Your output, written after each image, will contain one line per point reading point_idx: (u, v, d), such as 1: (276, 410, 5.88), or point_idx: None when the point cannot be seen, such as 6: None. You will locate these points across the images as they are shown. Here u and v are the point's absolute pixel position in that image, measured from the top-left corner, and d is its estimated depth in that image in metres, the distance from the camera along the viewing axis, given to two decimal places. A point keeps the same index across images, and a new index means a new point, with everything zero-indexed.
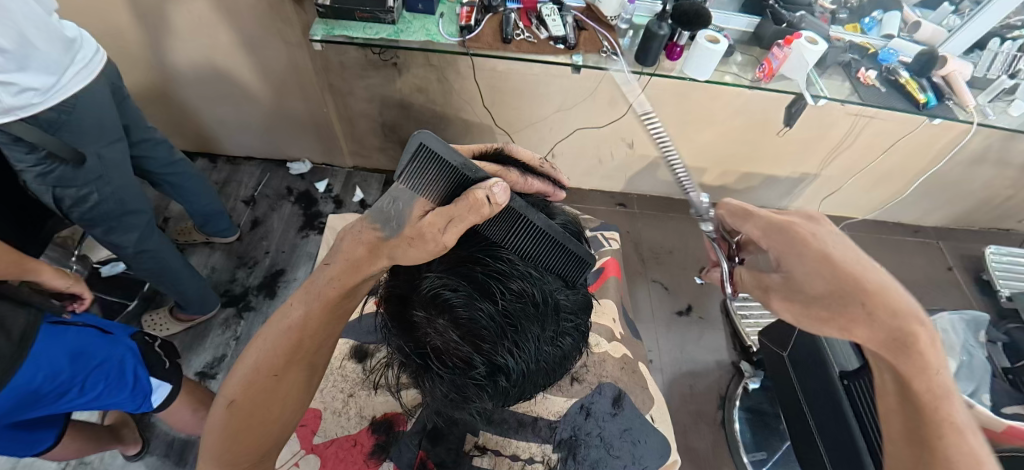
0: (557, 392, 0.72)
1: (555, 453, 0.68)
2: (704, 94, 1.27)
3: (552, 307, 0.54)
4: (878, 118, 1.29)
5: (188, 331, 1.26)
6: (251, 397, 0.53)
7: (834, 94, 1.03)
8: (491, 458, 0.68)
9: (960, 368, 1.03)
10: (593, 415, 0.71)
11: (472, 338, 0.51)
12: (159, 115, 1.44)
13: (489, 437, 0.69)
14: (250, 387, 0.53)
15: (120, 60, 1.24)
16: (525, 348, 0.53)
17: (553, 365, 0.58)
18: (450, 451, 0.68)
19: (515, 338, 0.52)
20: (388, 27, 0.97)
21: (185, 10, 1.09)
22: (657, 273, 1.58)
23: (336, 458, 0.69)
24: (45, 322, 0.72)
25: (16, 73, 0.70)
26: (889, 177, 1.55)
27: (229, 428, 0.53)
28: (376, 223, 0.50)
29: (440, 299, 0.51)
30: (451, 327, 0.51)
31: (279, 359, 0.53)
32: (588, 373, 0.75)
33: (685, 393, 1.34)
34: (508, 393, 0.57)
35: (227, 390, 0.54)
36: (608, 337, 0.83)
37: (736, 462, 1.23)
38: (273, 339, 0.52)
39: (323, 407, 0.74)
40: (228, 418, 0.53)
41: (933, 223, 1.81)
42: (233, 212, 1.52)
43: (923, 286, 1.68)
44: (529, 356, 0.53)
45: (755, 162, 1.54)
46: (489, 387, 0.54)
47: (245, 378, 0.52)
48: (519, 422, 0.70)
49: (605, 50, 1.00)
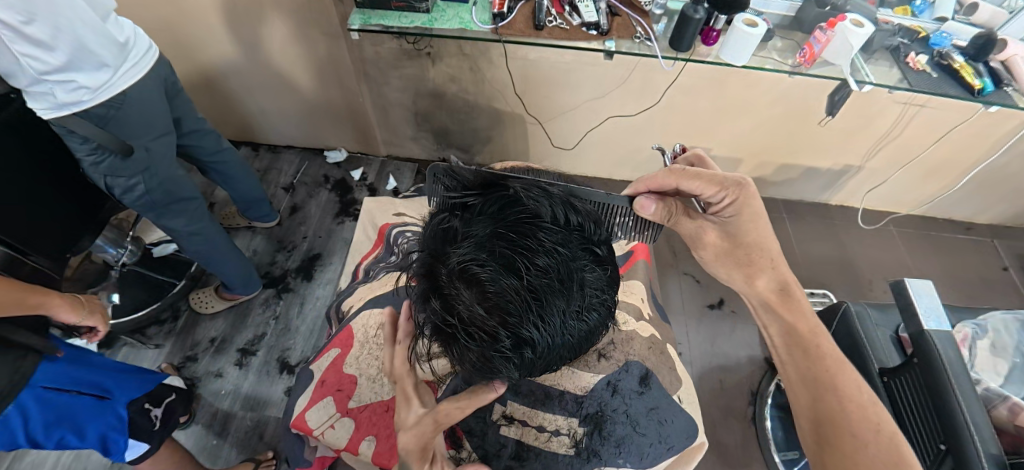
0: (584, 368, 0.71)
1: (581, 427, 0.68)
2: (741, 81, 1.23)
3: (579, 282, 0.54)
4: (930, 106, 1.22)
5: (231, 310, 1.33)
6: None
7: (879, 79, 0.98)
8: (518, 427, 0.68)
9: (1014, 370, 0.97)
10: (619, 392, 0.70)
11: (500, 310, 0.51)
12: (209, 105, 1.52)
13: (516, 408, 0.69)
14: None
15: (173, 52, 1.31)
16: (553, 321, 0.52)
17: (579, 340, 0.58)
18: (478, 420, 0.69)
19: (542, 310, 0.51)
20: (422, 16, 0.99)
21: (231, 4, 1.15)
22: (689, 265, 1.55)
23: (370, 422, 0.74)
24: (37, 386, 0.73)
25: (71, 72, 0.76)
26: (941, 170, 1.46)
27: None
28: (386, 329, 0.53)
29: (469, 273, 0.52)
30: (480, 300, 0.51)
31: None
32: (615, 350, 0.74)
33: (715, 388, 1.31)
34: (533, 367, 0.57)
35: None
36: (634, 314, 0.82)
37: (766, 459, 1.20)
38: None
39: (358, 373, 0.77)
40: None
41: (988, 220, 1.70)
42: (274, 198, 1.58)
43: (974, 285, 1.58)
44: (556, 329, 0.53)
45: (796, 153, 1.49)
46: (517, 360, 0.54)
47: None
48: (545, 395, 0.69)
49: (639, 35, 0.98)
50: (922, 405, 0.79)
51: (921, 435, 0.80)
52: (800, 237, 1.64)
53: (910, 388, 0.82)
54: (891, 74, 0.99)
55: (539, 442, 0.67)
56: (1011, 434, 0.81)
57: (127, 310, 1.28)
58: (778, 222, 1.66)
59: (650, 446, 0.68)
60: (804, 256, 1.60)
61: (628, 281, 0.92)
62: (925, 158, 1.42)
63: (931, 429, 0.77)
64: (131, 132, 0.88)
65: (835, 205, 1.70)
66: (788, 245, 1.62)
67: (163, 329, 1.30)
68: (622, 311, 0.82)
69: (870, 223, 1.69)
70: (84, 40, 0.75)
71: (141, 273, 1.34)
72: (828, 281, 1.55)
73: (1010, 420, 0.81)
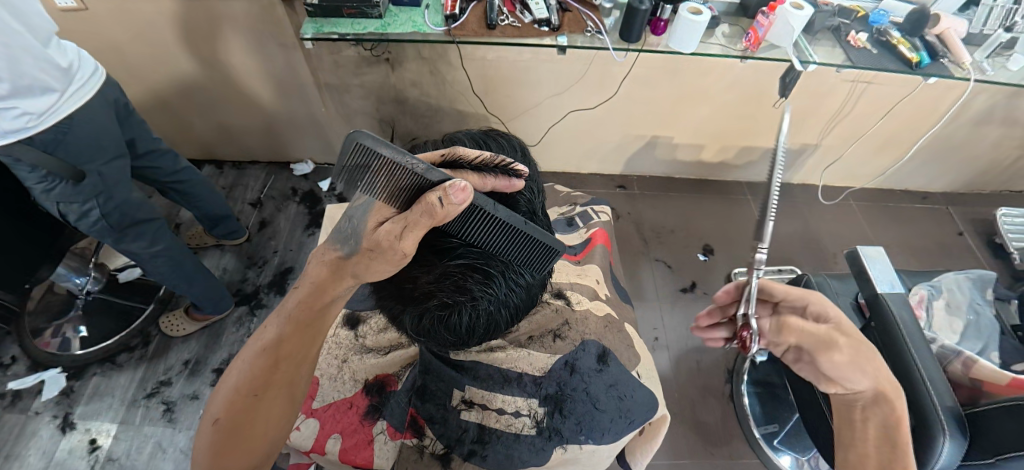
0: (540, 348, 0.73)
1: (541, 407, 0.69)
2: (694, 69, 1.27)
3: (521, 253, 0.56)
4: (875, 83, 1.28)
5: (204, 330, 1.31)
6: (236, 414, 0.55)
7: (823, 58, 1.02)
8: (478, 411, 0.69)
9: (968, 327, 1.02)
10: (578, 372, 0.72)
11: (449, 271, 0.56)
12: (167, 124, 1.49)
13: (474, 392, 0.70)
14: (231, 406, 0.55)
15: (125, 74, 1.29)
16: (492, 284, 0.58)
17: (520, 298, 0.64)
18: (438, 407, 0.70)
19: (486, 274, 0.57)
20: (376, 22, 1.00)
21: (180, 20, 1.13)
22: (660, 251, 1.59)
23: (334, 420, 0.72)
24: None
25: (12, 98, 0.74)
26: (892, 143, 1.53)
27: (219, 443, 0.54)
28: (335, 244, 0.55)
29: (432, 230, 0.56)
30: (431, 262, 0.57)
31: (258, 380, 0.55)
32: (570, 331, 0.76)
33: (692, 369, 1.35)
34: (481, 325, 0.63)
35: (212, 410, 0.55)
36: (590, 295, 0.84)
37: (745, 434, 1.24)
38: (249, 360, 0.56)
39: (320, 374, 0.76)
40: (216, 439, 0.54)
41: (941, 189, 1.78)
42: (241, 214, 1.56)
43: (932, 252, 1.65)
44: (496, 291, 0.59)
45: (754, 135, 1.53)
46: (460, 316, 0.60)
47: (226, 396, 0.55)
48: (504, 377, 0.70)
49: (590, 29, 1.01)
50: (885, 364, 0.81)
51: None
52: None
53: (872, 349, 0.84)
54: (834, 53, 1.03)
55: (501, 425, 0.68)
56: (967, 387, 0.85)
57: (94, 339, 1.24)
58: (744, 205, 1.72)
59: (611, 421, 0.70)
60: (770, 235, 1.66)
61: (584, 265, 0.92)
62: (876, 132, 1.47)
63: None
64: (83, 155, 0.85)
65: (797, 183, 1.76)
66: (754, 224, 1.67)
67: (134, 356, 1.25)
68: (575, 292, 0.83)
69: (830, 199, 1.75)
70: (23, 66, 0.74)
71: (107, 301, 1.31)
72: (794, 258, 1.60)
73: (965, 373, 0.85)
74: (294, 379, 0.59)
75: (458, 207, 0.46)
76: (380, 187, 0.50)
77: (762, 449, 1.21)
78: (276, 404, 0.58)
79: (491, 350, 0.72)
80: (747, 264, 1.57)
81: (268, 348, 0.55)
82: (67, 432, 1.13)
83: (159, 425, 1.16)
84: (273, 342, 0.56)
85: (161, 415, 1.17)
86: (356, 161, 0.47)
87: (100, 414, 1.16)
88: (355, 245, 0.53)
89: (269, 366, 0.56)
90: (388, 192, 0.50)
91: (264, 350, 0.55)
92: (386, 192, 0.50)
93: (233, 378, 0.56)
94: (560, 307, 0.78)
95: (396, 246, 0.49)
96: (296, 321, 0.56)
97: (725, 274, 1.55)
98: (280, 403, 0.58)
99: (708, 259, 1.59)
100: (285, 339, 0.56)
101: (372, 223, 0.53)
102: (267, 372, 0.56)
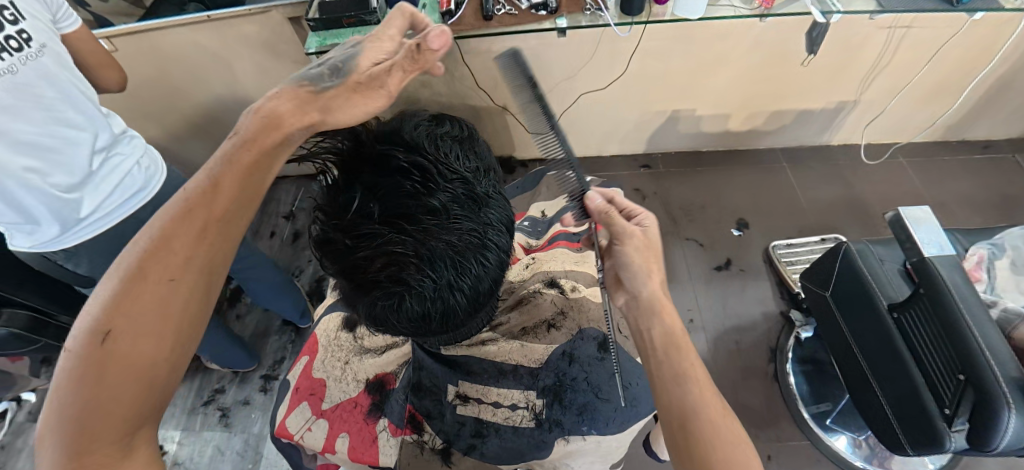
0: (534, 340, 0.72)
1: (539, 399, 0.69)
2: (709, 35, 1.20)
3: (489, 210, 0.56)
4: (917, 26, 1.15)
5: (252, 339, 1.40)
6: (124, 308, 0.34)
7: (849, 7, 0.93)
8: (474, 405, 0.70)
9: None
10: (578, 361, 0.70)
11: (379, 253, 0.51)
12: (204, 148, 1.59)
13: (469, 387, 0.70)
14: (126, 299, 0.35)
15: (161, 106, 1.39)
16: (440, 274, 0.52)
17: (475, 283, 0.55)
18: (435, 403, 0.71)
19: (420, 257, 0.51)
20: (375, 28, 1.01)
21: (200, 50, 1.20)
22: (689, 231, 1.53)
23: (341, 419, 0.73)
24: None
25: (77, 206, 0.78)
26: (946, 90, 1.37)
27: (88, 372, 0.33)
28: (304, 82, 0.50)
29: (343, 204, 0.54)
30: (355, 241, 0.52)
31: (177, 257, 0.37)
32: (566, 321, 0.74)
33: (732, 350, 1.29)
34: (435, 310, 0.55)
35: (93, 316, 0.34)
36: (587, 282, 0.80)
37: (794, 415, 1.18)
38: (168, 220, 0.38)
39: (326, 376, 0.77)
40: (89, 353, 0.33)
41: (1008, 135, 1.58)
42: (277, 228, 1.65)
43: (1003, 206, 1.48)
44: (435, 273, 0.52)
45: (785, 98, 1.43)
46: (412, 306, 0.53)
47: (117, 283, 0.35)
48: (499, 371, 0.70)
49: (589, 7, 0.98)
50: (936, 338, 0.73)
51: (935, 368, 0.74)
52: (804, 183, 1.59)
53: (921, 323, 0.76)
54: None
55: (498, 418, 0.69)
56: None
57: None
58: (779, 173, 1.61)
59: (616, 411, 0.68)
60: (812, 202, 1.55)
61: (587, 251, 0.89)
62: (923, 80, 1.33)
63: (946, 359, 0.71)
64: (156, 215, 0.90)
65: (838, 145, 1.63)
66: (792, 192, 1.57)
67: (190, 367, 1.35)
68: (570, 279, 0.80)
69: (876, 158, 1.61)
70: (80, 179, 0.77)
71: None
72: (839, 225, 1.49)
73: None
74: (218, 269, 0.40)
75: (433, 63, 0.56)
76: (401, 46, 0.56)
77: (812, 429, 1.15)
78: (193, 304, 0.38)
79: (483, 343, 0.72)
80: (785, 236, 1.48)
81: (195, 206, 0.39)
82: None
83: (216, 429, 1.25)
84: (200, 197, 0.40)
85: (219, 420, 1.26)
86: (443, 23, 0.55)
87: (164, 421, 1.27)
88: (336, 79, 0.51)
89: (194, 236, 0.38)
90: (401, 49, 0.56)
91: (189, 212, 0.39)
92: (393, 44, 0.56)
93: (129, 253, 0.36)
94: (553, 298, 0.77)
95: (385, 83, 0.53)
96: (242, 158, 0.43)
97: (763, 249, 1.47)
98: (197, 303, 0.38)
99: (744, 233, 1.51)
100: (221, 192, 0.41)
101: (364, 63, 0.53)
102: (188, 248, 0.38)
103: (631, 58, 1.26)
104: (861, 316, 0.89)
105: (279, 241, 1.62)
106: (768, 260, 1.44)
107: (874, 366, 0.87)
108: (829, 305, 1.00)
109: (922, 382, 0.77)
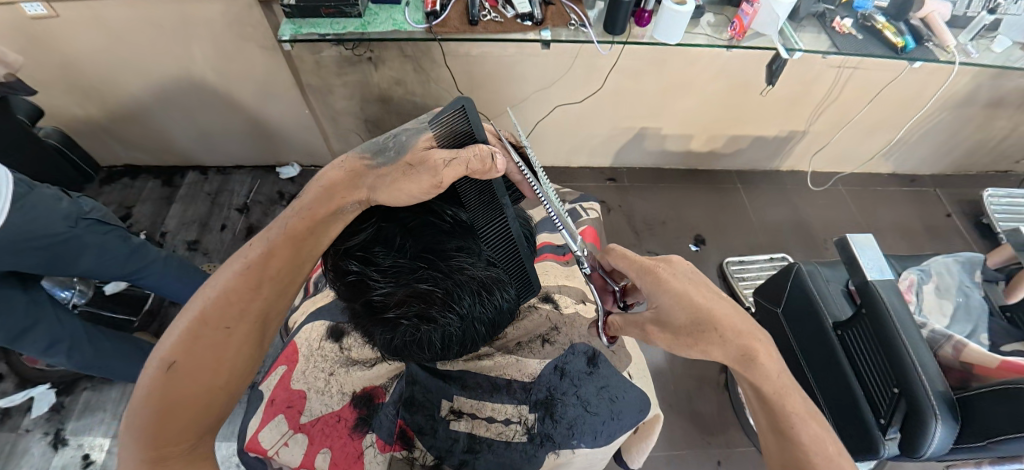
0: (529, 355, 0.75)
1: (532, 414, 0.70)
2: (680, 59, 1.26)
3: (524, 266, 0.65)
4: (861, 68, 1.28)
5: None
6: (192, 350, 0.45)
7: (809, 45, 1.01)
8: (468, 421, 0.69)
9: (958, 310, 1.03)
10: (568, 375, 0.74)
11: (404, 287, 0.59)
12: (149, 131, 1.46)
13: (463, 402, 0.70)
14: (194, 341, 0.46)
15: (100, 81, 1.26)
16: (458, 311, 0.59)
17: (495, 314, 0.65)
18: (427, 418, 0.69)
19: (446, 293, 0.59)
20: (355, 21, 0.98)
21: (154, 25, 1.10)
22: (651, 244, 1.59)
23: (323, 434, 0.69)
24: None
25: None
26: (879, 127, 1.53)
27: (164, 399, 0.44)
28: (365, 154, 0.57)
29: (374, 237, 0.60)
30: (380, 275, 0.59)
31: (233, 308, 0.48)
32: (559, 336, 0.78)
33: (688, 359, 1.36)
34: (454, 343, 0.63)
35: (164, 353, 0.45)
36: (578, 297, 0.85)
37: (742, 422, 1.26)
38: (223, 278, 0.49)
39: (307, 387, 0.73)
40: (166, 386, 0.44)
41: (928, 171, 1.79)
42: (228, 221, 1.54)
43: (921, 234, 1.67)
44: (462, 309, 0.60)
45: (742, 124, 1.53)
46: (430, 338, 0.61)
47: (187, 331, 0.46)
48: (492, 386, 0.72)
49: (573, 23, 1.00)
50: (875, 354, 0.81)
51: (874, 383, 0.82)
52: (756, 204, 1.70)
53: (864, 339, 0.83)
54: (819, 40, 1.02)
55: (492, 433, 0.69)
56: (957, 370, 0.84)
57: None
58: (734, 193, 1.72)
59: (604, 424, 0.71)
60: (762, 222, 1.67)
61: (572, 266, 0.94)
62: (863, 116, 1.47)
63: (884, 373, 0.79)
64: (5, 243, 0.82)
65: (786, 170, 1.77)
66: (746, 212, 1.68)
67: None
68: (563, 294, 0.85)
69: (819, 185, 1.76)
70: None
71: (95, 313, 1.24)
72: (786, 245, 1.62)
73: (955, 357, 0.84)
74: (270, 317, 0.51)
75: (496, 174, 0.55)
76: (446, 117, 0.57)
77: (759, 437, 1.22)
78: (245, 347, 0.48)
79: (477, 359, 0.74)
80: (738, 254, 1.58)
81: (254, 263, 0.49)
82: (59, 449, 1.11)
83: None
84: (261, 257, 0.50)
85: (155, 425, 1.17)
86: (452, 123, 0.57)
87: (93, 428, 1.15)
88: (387, 158, 0.56)
89: (248, 292, 0.49)
90: (447, 138, 0.57)
91: (244, 279, 0.49)
92: (444, 137, 0.57)
93: (202, 305, 0.47)
94: (548, 313, 0.80)
95: (439, 172, 0.52)
96: (292, 233, 0.52)
97: (718, 264, 1.57)
98: (247, 347, 0.48)
99: (700, 249, 1.60)
100: (275, 253, 0.50)
101: (421, 145, 0.57)
102: (245, 300, 0.48)
103: (608, 73, 1.29)
104: (806, 332, 0.97)
105: (231, 235, 1.52)
106: (722, 275, 1.54)
107: (818, 375, 0.95)
108: (779, 319, 1.06)
109: (861, 394, 0.85)
